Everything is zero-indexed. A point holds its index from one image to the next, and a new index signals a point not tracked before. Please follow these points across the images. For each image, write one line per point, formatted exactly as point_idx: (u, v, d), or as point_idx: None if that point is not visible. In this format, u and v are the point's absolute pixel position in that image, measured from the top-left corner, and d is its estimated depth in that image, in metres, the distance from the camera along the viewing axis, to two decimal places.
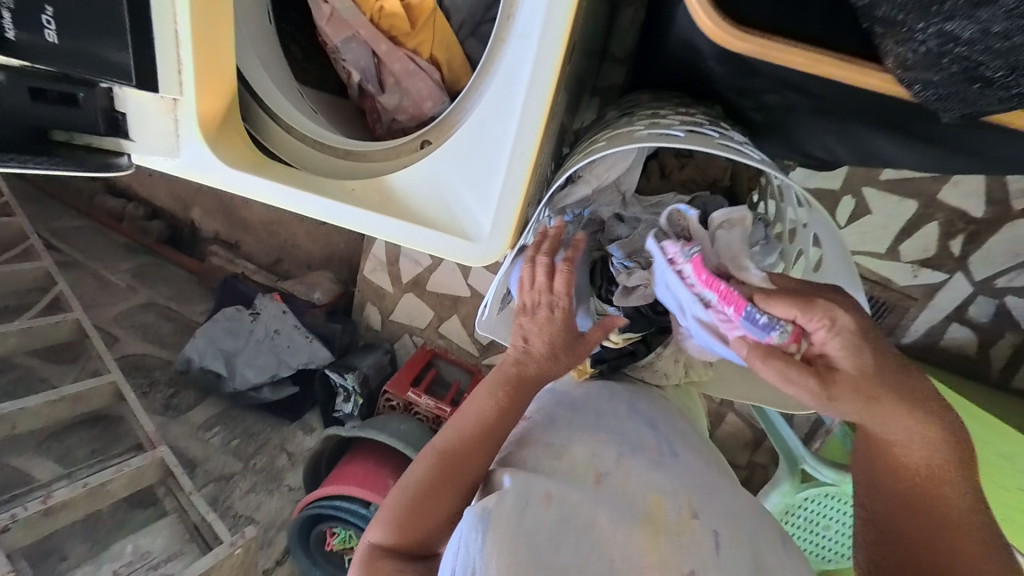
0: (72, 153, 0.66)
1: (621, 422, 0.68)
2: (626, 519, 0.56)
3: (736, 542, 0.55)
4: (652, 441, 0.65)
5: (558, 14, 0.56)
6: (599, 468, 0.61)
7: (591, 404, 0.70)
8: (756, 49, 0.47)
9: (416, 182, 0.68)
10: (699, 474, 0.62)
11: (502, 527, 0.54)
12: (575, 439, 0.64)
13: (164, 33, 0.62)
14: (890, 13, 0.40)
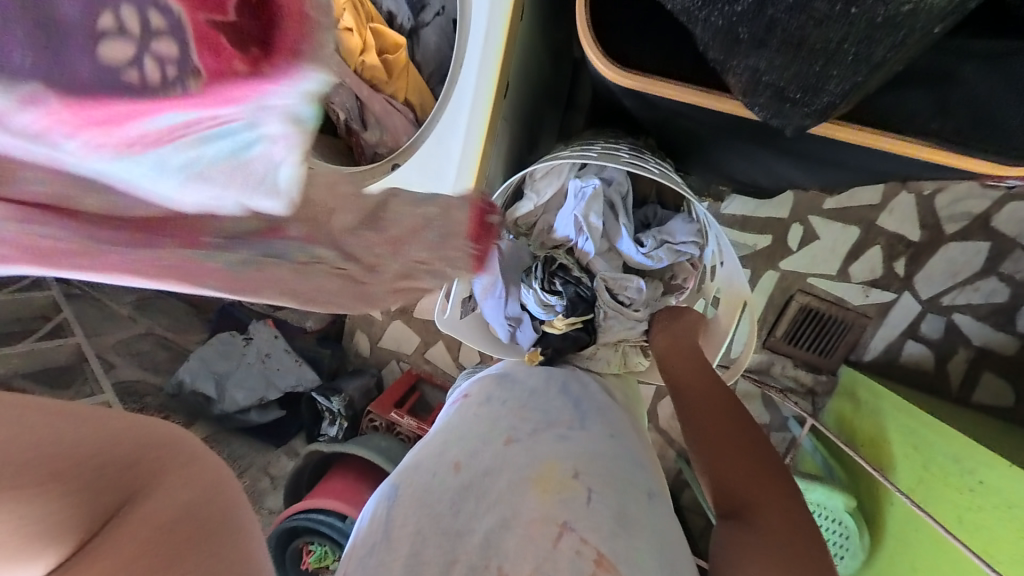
0: None
1: (546, 398, 0.78)
2: (519, 477, 0.64)
3: (608, 498, 0.62)
4: (566, 416, 0.74)
5: (492, 57, 0.76)
6: (511, 433, 0.70)
7: (529, 385, 0.80)
8: (645, 85, 0.64)
9: (386, 190, 0.82)
10: (600, 445, 0.70)
11: (410, 484, 0.65)
12: (501, 412, 0.74)
13: None
14: (715, 56, 0.53)
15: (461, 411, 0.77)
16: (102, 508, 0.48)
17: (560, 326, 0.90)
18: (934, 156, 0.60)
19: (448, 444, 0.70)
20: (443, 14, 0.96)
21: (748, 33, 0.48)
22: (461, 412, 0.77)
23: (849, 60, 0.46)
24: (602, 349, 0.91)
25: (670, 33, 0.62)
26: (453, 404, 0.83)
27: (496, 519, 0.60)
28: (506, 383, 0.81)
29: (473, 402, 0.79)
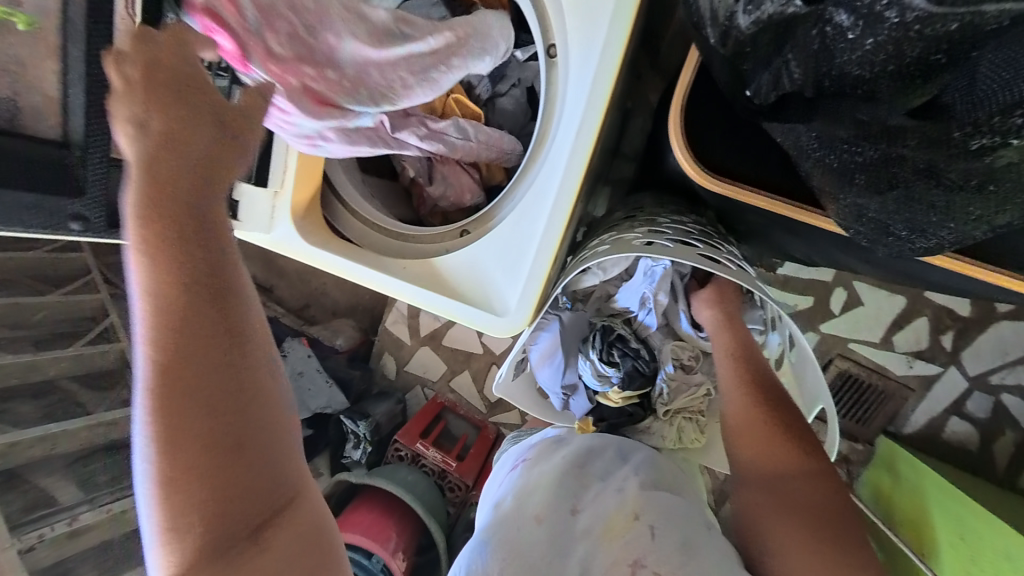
0: None
1: (599, 454, 0.80)
2: (595, 534, 0.68)
3: (669, 531, 0.67)
4: (620, 467, 0.77)
5: (582, 149, 0.75)
6: (576, 502, 0.72)
7: (580, 443, 0.82)
8: (729, 191, 0.63)
9: (457, 262, 0.83)
10: (655, 490, 0.74)
11: (492, 539, 0.70)
12: (557, 469, 0.76)
13: (282, 141, 0.78)
14: (822, 185, 0.53)
15: (522, 475, 0.79)
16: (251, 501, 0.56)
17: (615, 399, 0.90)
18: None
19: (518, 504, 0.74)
20: (518, 84, 1.00)
21: (865, 179, 0.48)
22: (522, 474, 0.79)
23: (968, 217, 0.45)
24: (658, 425, 0.90)
25: (758, 147, 0.64)
26: (514, 471, 0.83)
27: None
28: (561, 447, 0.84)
29: (535, 462, 0.80)
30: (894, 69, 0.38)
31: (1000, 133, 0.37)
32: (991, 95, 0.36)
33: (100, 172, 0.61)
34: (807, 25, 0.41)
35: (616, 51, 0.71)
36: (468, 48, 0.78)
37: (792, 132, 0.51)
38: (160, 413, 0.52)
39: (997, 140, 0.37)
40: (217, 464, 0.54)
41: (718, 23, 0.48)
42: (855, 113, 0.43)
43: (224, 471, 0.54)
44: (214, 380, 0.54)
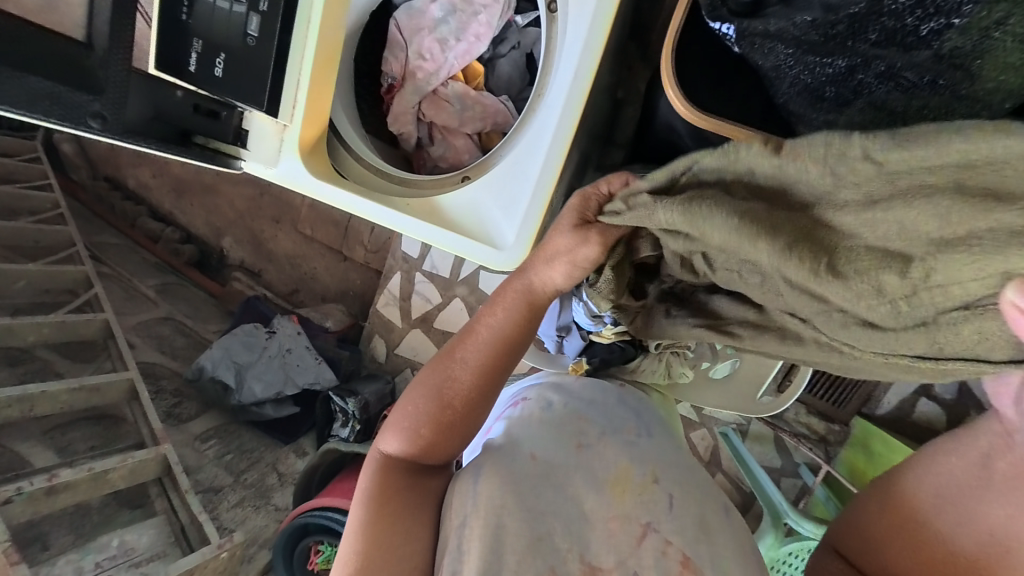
0: (205, 152, 0.83)
1: (606, 406, 0.76)
2: (597, 479, 0.66)
3: (687, 504, 0.65)
4: (631, 424, 0.74)
5: (578, 90, 0.79)
6: (581, 438, 0.70)
7: (585, 392, 0.78)
8: (714, 125, 0.68)
9: (457, 202, 0.87)
10: (668, 454, 0.71)
11: (490, 466, 0.67)
12: (567, 415, 0.73)
13: (291, 78, 0.82)
14: (797, 108, 0.58)
15: (522, 414, 0.75)
16: (437, 452, 0.73)
17: (608, 337, 0.87)
18: None
19: (521, 444, 0.70)
20: (518, 49, 1.04)
21: (834, 93, 0.53)
22: (524, 414, 0.75)
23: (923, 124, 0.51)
24: (647, 363, 0.91)
25: (740, 93, 0.69)
26: (513, 407, 0.80)
27: (579, 511, 0.64)
28: (561, 390, 0.79)
29: (539, 401, 0.76)
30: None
31: (943, 15, 0.44)
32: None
33: (120, 75, 0.66)
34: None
35: (609, 6, 0.76)
36: (488, 17, 0.97)
37: (770, 54, 0.55)
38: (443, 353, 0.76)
39: (943, 21, 0.44)
40: (455, 407, 0.73)
41: None
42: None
43: (457, 413, 0.73)
44: (495, 343, 0.73)
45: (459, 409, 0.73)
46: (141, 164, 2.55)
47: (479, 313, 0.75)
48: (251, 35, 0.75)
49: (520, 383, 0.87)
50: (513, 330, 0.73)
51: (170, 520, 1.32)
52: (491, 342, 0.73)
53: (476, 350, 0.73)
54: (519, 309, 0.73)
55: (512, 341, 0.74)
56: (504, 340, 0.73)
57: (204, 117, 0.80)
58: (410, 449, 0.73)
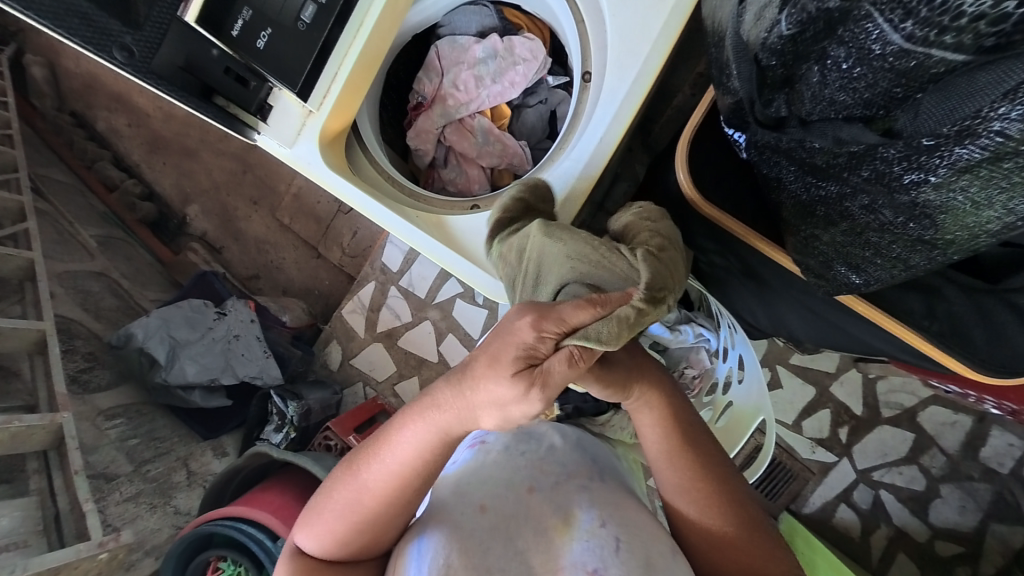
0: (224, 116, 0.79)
1: (560, 451, 0.70)
2: (548, 525, 0.60)
3: (634, 550, 0.59)
4: (586, 467, 0.68)
5: (596, 161, 0.87)
6: (534, 482, 0.64)
7: (546, 439, 0.72)
8: (715, 216, 0.77)
9: (469, 227, 0.90)
10: (624, 495, 0.66)
11: (442, 533, 0.60)
12: (519, 463, 0.67)
13: (332, 70, 0.81)
14: (791, 218, 0.67)
15: (475, 461, 0.69)
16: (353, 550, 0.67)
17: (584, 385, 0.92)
18: (948, 361, 0.74)
19: (469, 494, 0.64)
20: (544, 104, 1.10)
21: (824, 212, 0.61)
22: (477, 460, 0.69)
23: (892, 255, 0.59)
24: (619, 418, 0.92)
25: (735, 193, 0.78)
26: (466, 451, 0.73)
27: (525, 564, 0.58)
28: (525, 435, 0.72)
29: (489, 447, 0.70)
30: (871, 100, 0.47)
31: (923, 169, 0.47)
32: (924, 127, 0.44)
33: (161, 17, 0.69)
34: (809, 64, 0.50)
35: (639, 95, 0.84)
36: (525, 69, 1.04)
37: (777, 166, 0.63)
38: (349, 464, 0.66)
39: (920, 175, 0.48)
40: (364, 524, 0.65)
41: (756, 39, 0.54)
42: (837, 132, 0.51)
43: (367, 526, 0.65)
44: (425, 473, 0.63)
45: (369, 525, 0.65)
46: (118, 109, 2.40)
47: (395, 442, 0.62)
48: (304, 20, 0.75)
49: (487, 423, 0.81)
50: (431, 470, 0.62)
51: (43, 505, 1.13)
52: (401, 475, 0.62)
53: (381, 478, 0.63)
54: (434, 443, 0.60)
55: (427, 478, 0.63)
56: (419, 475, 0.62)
57: (233, 82, 0.76)
58: (323, 551, 0.67)
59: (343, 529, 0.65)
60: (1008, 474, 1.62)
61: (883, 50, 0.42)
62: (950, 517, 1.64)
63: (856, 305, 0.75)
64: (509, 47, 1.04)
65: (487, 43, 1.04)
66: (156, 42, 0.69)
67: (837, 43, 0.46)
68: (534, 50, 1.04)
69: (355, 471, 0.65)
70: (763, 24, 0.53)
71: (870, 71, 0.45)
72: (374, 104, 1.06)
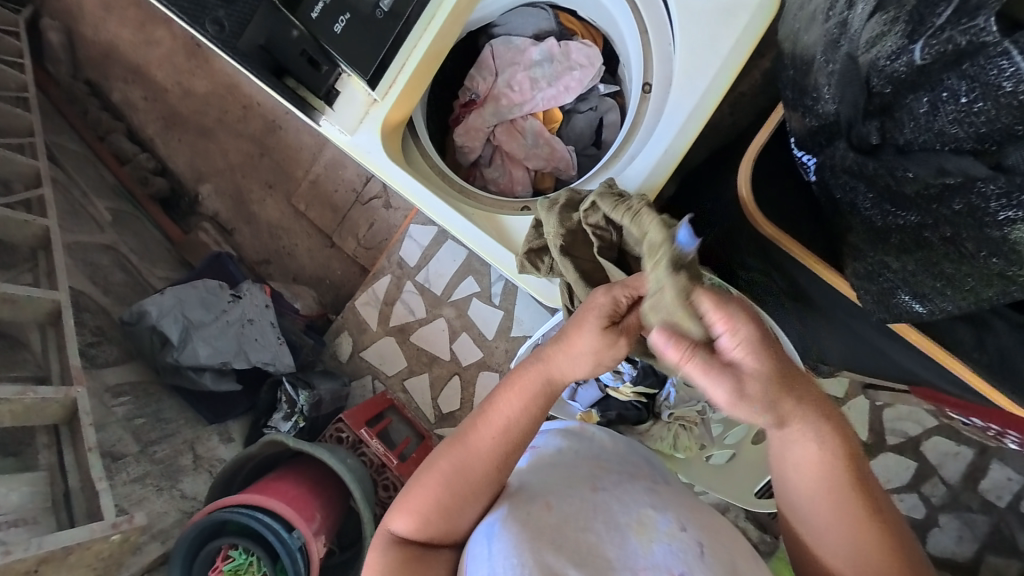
0: (292, 98, 0.78)
1: (618, 452, 0.75)
2: (621, 523, 0.61)
3: (717, 554, 0.59)
4: (645, 471, 0.72)
5: (659, 172, 0.87)
6: (596, 480, 0.66)
7: (601, 441, 0.76)
8: (776, 236, 0.77)
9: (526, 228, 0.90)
10: (690, 500, 0.68)
11: (507, 520, 0.62)
12: (579, 461, 0.70)
13: (402, 60, 0.80)
14: (856, 242, 0.68)
15: (532, 461, 0.72)
16: (451, 528, 0.69)
17: (625, 394, 0.94)
18: (993, 395, 0.76)
19: (536, 491, 0.66)
20: (593, 111, 1.10)
21: (899, 239, 0.62)
22: (533, 461, 0.73)
23: (964, 287, 0.59)
24: (657, 429, 0.95)
25: (797, 214, 0.79)
26: (521, 456, 0.76)
27: (602, 561, 0.58)
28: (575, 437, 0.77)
29: (545, 449, 0.74)
30: (986, 134, 0.51)
31: (1021, 209, 0.50)
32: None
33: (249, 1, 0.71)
34: (919, 94, 0.55)
35: (704, 113, 0.85)
36: (580, 75, 1.05)
37: (852, 191, 0.65)
38: (450, 439, 0.70)
39: None
40: (468, 489, 0.67)
41: (872, 63, 0.57)
42: (942, 163, 0.54)
43: (467, 492, 0.67)
44: (527, 426, 0.68)
45: (467, 489, 0.67)
46: (134, 82, 2.35)
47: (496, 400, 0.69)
48: (381, 9, 0.76)
49: None
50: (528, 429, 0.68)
51: (52, 481, 1.09)
52: (505, 430, 0.67)
53: (489, 439, 0.67)
54: (534, 392, 0.66)
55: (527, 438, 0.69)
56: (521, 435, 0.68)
57: (306, 65, 0.76)
58: (419, 532, 0.68)
59: (445, 502, 0.67)
60: (1006, 507, 1.65)
61: (1014, 87, 0.47)
62: (948, 547, 1.66)
63: (908, 332, 0.76)
64: (565, 53, 1.05)
65: (544, 46, 1.05)
66: (244, 19, 0.71)
67: (958, 76, 0.51)
68: (591, 56, 1.04)
69: (458, 440, 0.69)
70: (883, 50, 0.56)
71: (994, 107, 0.49)
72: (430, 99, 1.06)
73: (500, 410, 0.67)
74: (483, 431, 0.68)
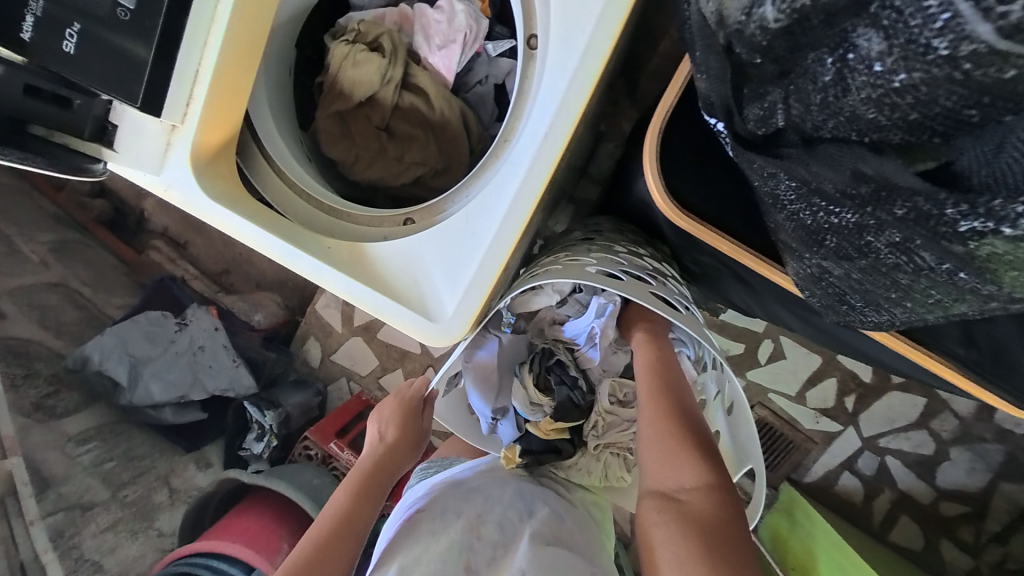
0: (47, 150, 0.64)
1: (502, 507, 0.76)
2: None
3: None
4: (529, 532, 0.72)
5: (546, 158, 0.64)
6: (470, 556, 0.68)
7: (483, 490, 0.80)
8: (695, 229, 0.60)
9: (393, 252, 0.70)
10: (568, 565, 0.68)
11: None
12: (456, 528, 0.72)
13: (186, 69, 0.65)
14: (788, 240, 0.51)
15: (410, 531, 0.73)
16: None
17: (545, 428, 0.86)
18: (981, 393, 0.61)
19: (403, 573, 0.67)
20: (485, 82, 0.88)
21: (835, 242, 0.46)
22: (410, 531, 0.73)
23: (927, 301, 0.45)
24: (584, 462, 0.89)
25: (725, 196, 0.61)
26: (405, 520, 0.77)
27: None
28: (459, 493, 0.79)
29: (425, 521, 0.74)
30: (915, 125, 0.37)
31: (994, 219, 0.36)
32: (1008, 169, 0.35)
33: None
34: (820, 54, 0.39)
35: (590, 73, 0.62)
36: (459, 37, 0.83)
37: (772, 178, 0.48)
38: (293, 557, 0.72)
39: (990, 225, 0.37)
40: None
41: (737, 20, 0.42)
42: (858, 165, 0.41)
43: None
44: (351, 525, 0.76)
45: None
46: None
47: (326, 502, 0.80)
48: (123, 8, 0.60)
49: (427, 481, 0.85)
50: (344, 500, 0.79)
51: None
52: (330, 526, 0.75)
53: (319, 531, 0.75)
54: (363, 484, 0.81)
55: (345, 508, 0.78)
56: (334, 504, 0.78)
57: (45, 103, 0.63)
58: None
59: None
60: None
61: (955, 55, 0.32)
62: (954, 479, 1.57)
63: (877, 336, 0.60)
64: (435, 17, 0.83)
65: (410, 14, 0.84)
66: None
67: (871, 29, 0.35)
68: (468, 13, 0.83)
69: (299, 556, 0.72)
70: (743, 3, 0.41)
71: (927, 82, 0.35)
72: (298, 94, 0.88)
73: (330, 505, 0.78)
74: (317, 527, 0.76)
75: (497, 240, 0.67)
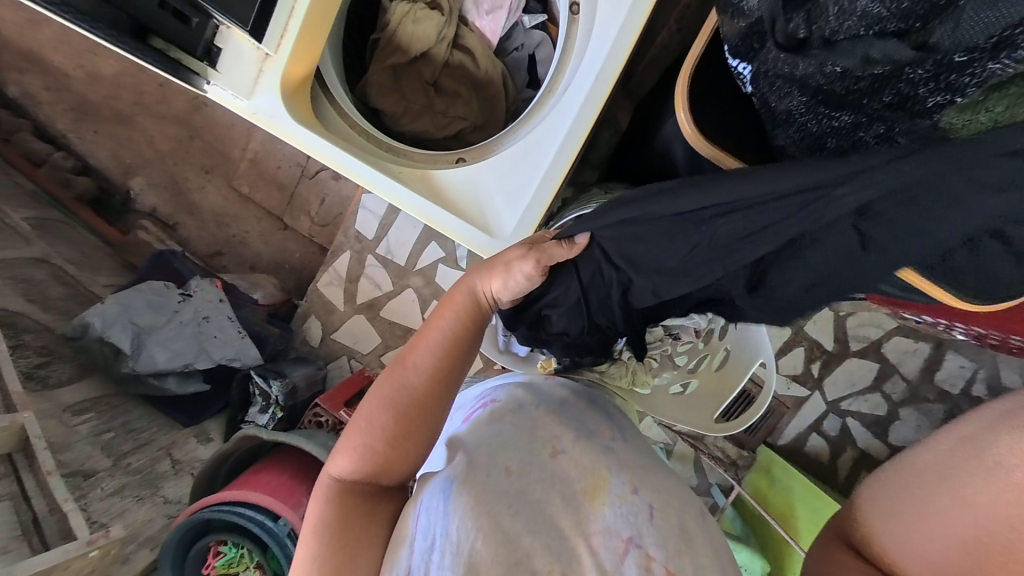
0: (165, 61, 0.72)
1: (577, 409, 0.83)
2: (574, 486, 0.71)
3: (664, 514, 0.72)
4: (603, 429, 0.81)
5: (597, 95, 0.76)
6: (557, 445, 0.75)
7: (554, 392, 0.85)
8: (716, 154, 0.74)
9: (458, 178, 0.82)
10: (637, 458, 0.79)
11: (467, 490, 0.69)
12: (541, 419, 0.78)
13: (284, 6, 0.75)
14: (796, 152, 0.69)
15: (493, 416, 0.79)
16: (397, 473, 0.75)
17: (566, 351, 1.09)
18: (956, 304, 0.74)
19: (498, 451, 0.73)
20: (522, 49, 1.00)
21: (835, 144, 0.63)
22: (496, 416, 0.79)
23: None
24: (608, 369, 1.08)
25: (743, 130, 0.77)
26: (482, 408, 0.83)
27: (554, 524, 0.68)
28: (536, 393, 0.84)
29: (508, 407, 0.80)
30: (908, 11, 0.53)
31: (951, 90, 0.51)
32: (963, 37, 0.50)
33: None
34: None
35: (635, 22, 0.74)
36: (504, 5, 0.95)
37: (787, 97, 0.66)
38: (393, 376, 0.76)
39: (947, 97, 0.51)
40: (406, 412, 0.74)
41: None
42: (869, 51, 0.56)
43: (403, 418, 0.74)
44: (456, 357, 0.77)
45: (406, 422, 0.74)
46: (31, 70, 2.08)
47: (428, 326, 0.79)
48: None
49: (492, 383, 0.91)
50: (425, 386, 0.75)
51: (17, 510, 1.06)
52: (438, 357, 0.76)
53: (425, 364, 0.76)
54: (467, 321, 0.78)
55: (425, 396, 0.75)
56: (409, 388, 0.75)
57: (170, 17, 0.70)
58: (360, 472, 0.74)
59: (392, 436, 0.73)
60: None
61: None
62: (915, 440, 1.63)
63: None
64: None
65: None
66: None
67: None
68: None
69: (399, 384, 0.75)
70: None
71: None
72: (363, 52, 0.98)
73: (433, 333, 0.77)
74: (420, 357, 0.77)
75: (553, 165, 0.79)
